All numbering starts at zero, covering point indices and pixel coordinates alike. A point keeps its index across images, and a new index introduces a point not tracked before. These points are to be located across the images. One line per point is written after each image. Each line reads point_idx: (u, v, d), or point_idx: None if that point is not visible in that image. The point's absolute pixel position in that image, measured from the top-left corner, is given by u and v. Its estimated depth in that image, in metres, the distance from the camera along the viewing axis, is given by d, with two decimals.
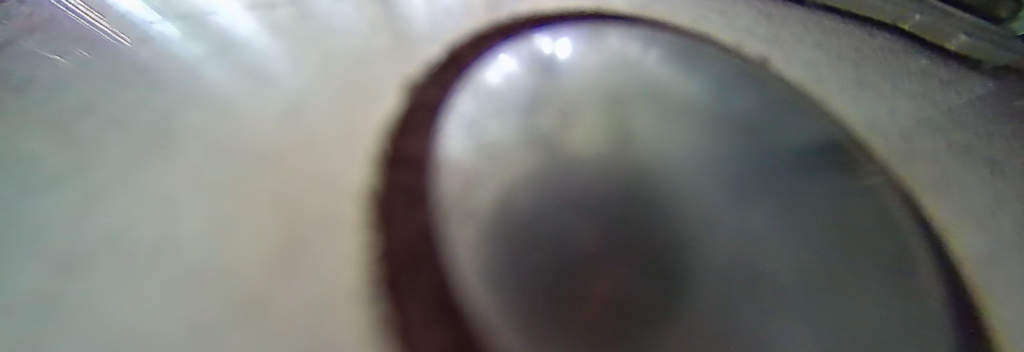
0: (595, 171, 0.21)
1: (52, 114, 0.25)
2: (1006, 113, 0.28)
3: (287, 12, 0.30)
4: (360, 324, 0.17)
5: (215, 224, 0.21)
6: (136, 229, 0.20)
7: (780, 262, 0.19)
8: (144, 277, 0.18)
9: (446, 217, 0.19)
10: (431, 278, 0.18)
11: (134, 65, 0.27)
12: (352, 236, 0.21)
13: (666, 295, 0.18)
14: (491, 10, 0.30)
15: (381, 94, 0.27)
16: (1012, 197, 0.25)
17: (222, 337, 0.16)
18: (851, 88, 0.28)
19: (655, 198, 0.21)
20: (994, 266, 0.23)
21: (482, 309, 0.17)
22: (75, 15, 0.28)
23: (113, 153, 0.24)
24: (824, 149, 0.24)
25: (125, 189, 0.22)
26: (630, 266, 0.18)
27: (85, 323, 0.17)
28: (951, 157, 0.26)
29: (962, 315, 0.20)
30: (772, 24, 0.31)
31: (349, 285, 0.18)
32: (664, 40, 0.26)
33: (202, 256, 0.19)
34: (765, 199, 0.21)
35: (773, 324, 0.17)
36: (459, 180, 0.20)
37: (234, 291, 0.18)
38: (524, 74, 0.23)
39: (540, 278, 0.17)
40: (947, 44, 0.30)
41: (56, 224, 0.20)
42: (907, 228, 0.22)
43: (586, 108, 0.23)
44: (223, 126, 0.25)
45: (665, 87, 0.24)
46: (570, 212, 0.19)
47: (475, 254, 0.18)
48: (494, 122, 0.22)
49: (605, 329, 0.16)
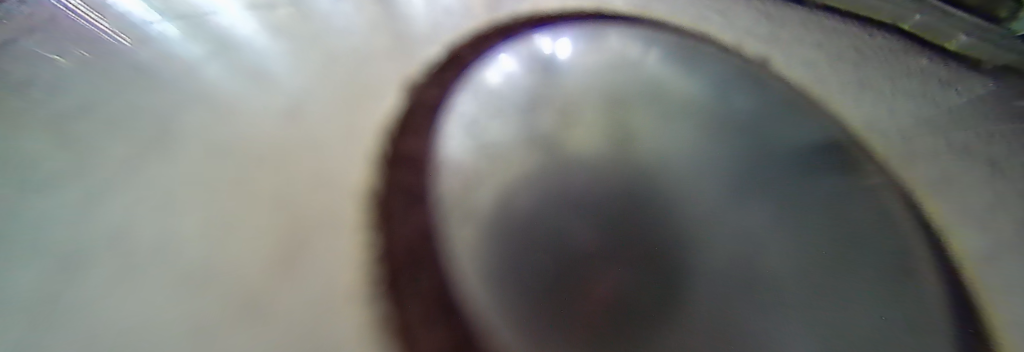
0: (593, 171, 0.21)
1: (52, 113, 0.25)
2: (1006, 113, 0.28)
3: (287, 11, 0.30)
4: (360, 325, 0.17)
5: (215, 224, 0.21)
6: (136, 229, 0.20)
7: (780, 262, 0.19)
8: (144, 278, 0.18)
9: (446, 216, 0.19)
10: (431, 278, 0.18)
11: (133, 65, 0.27)
12: (352, 237, 0.21)
13: (665, 296, 0.18)
14: (491, 10, 0.30)
15: (381, 94, 0.27)
16: (1012, 198, 0.25)
17: (224, 338, 0.17)
18: (851, 88, 0.29)
19: (655, 198, 0.21)
20: (998, 266, 0.23)
21: (482, 310, 0.17)
22: (75, 15, 0.28)
23: (113, 152, 0.24)
24: (826, 149, 0.24)
25: (127, 189, 0.22)
26: (630, 266, 0.18)
27: (82, 322, 0.17)
28: (949, 158, 0.27)
29: (961, 315, 0.20)
30: (772, 23, 0.31)
31: (350, 287, 0.19)
32: (665, 40, 0.26)
33: (204, 255, 0.19)
34: (764, 200, 0.21)
35: (777, 327, 0.17)
36: (458, 179, 0.20)
37: (235, 292, 0.18)
38: (524, 73, 0.23)
39: (541, 278, 0.17)
40: (947, 43, 0.29)
41: (58, 222, 0.20)
42: (906, 228, 0.22)
43: (586, 108, 0.23)
44: (222, 126, 0.25)
45: (667, 87, 0.24)
46: (569, 212, 0.19)
47: (476, 254, 0.18)
48: (494, 122, 0.21)
49: (603, 328, 0.16)
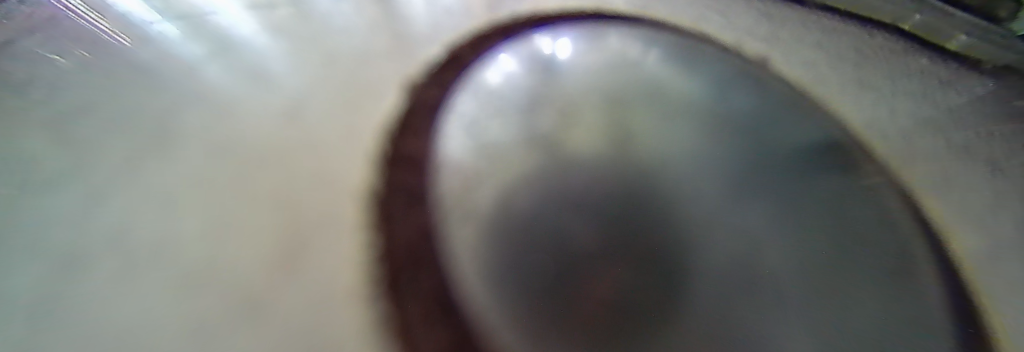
0: (593, 171, 0.21)
1: (52, 113, 0.25)
2: (1007, 113, 0.28)
3: (287, 11, 0.30)
4: (360, 324, 0.17)
5: (215, 224, 0.21)
6: (136, 229, 0.20)
7: (779, 262, 0.19)
8: (144, 278, 0.18)
9: (446, 216, 0.19)
10: (431, 277, 0.18)
11: (133, 64, 0.27)
12: (352, 237, 0.21)
13: (664, 295, 0.18)
14: (491, 10, 0.29)
15: (381, 93, 0.27)
16: (1013, 197, 0.25)
17: (223, 338, 0.16)
18: (850, 88, 0.29)
19: (655, 199, 0.21)
20: (998, 266, 0.23)
21: (482, 310, 0.17)
22: (75, 15, 0.28)
23: (113, 151, 0.24)
24: (826, 149, 0.24)
25: (127, 189, 0.22)
26: (630, 265, 0.18)
27: (81, 322, 0.17)
28: (951, 156, 0.26)
29: (962, 314, 0.20)
30: (771, 23, 0.31)
31: (350, 286, 0.19)
32: (665, 40, 0.26)
33: (205, 255, 0.20)
34: (763, 197, 0.21)
35: (773, 325, 0.17)
36: (458, 180, 0.20)
37: (235, 291, 0.18)
38: (523, 74, 0.23)
39: (541, 278, 0.17)
40: (948, 43, 0.29)
41: (57, 222, 0.20)
42: (906, 227, 0.22)
43: (586, 108, 0.23)
44: (222, 125, 0.25)
45: (667, 86, 0.24)
46: (570, 211, 0.19)
47: (476, 255, 0.18)
48: (493, 122, 0.21)
49: (604, 328, 0.16)
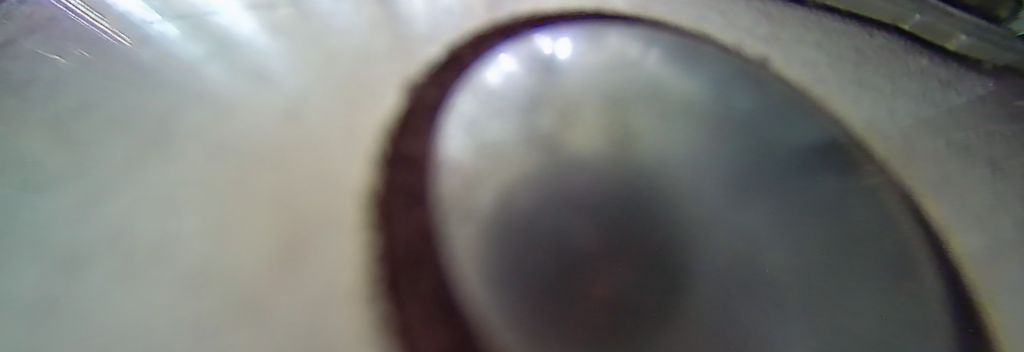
0: (593, 172, 0.21)
1: (48, 113, 0.25)
2: (1008, 112, 0.27)
3: (287, 11, 0.30)
4: (361, 324, 0.18)
5: (214, 224, 0.21)
6: (136, 230, 0.20)
7: (779, 262, 0.19)
8: (144, 277, 0.18)
9: (446, 216, 0.19)
10: (431, 276, 0.18)
11: (133, 64, 0.27)
12: (352, 237, 0.21)
13: (663, 295, 0.18)
14: (491, 10, 0.29)
15: (381, 93, 0.27)
16: (1014, 197, 0.25)
17: (224, 337, 0.17)
18: (850, 88, 0.29)
19: (656, 199, 0.21)
20: (997, 266, 0.23)
21: (482, 309, 0.17)
22: (75, 15, 0.28)
23: (111, 151, 0.24)
24: (826, 150, 0.24)
25: (125, 190, 0.22)
26: (630, 266, 0.18)
27: (80, 323, 0.17)
28: (951, 157, 0.26)
29: (962, 315, 0.20)
30: (771, 23, 0.31)
31: (350, 286, 0.19)
32: (665, 40, 0.26)
33: (204, 254, 0.20)
34: (764, 197, 0.21)
35: (773, 325, 0.17)
36: (458, 179, 0.20)
37: (235, 292, 0.18)
38: (524, 73, 0.23)
39: (541, 278, 0.17)
40: (948, 43, 0.29)
41: (57, 224, 0.21)
42: (906, 227, 0.22)
43: (586, 108, 0.23)
44: (220, 125, 0.25)
45: (667, 86, 0.24)
46: (570, 211, 0.19)
47: (476, 255, 0.18)
48: (494, 121, 0.21)
49: (604, 328, 0.16)
